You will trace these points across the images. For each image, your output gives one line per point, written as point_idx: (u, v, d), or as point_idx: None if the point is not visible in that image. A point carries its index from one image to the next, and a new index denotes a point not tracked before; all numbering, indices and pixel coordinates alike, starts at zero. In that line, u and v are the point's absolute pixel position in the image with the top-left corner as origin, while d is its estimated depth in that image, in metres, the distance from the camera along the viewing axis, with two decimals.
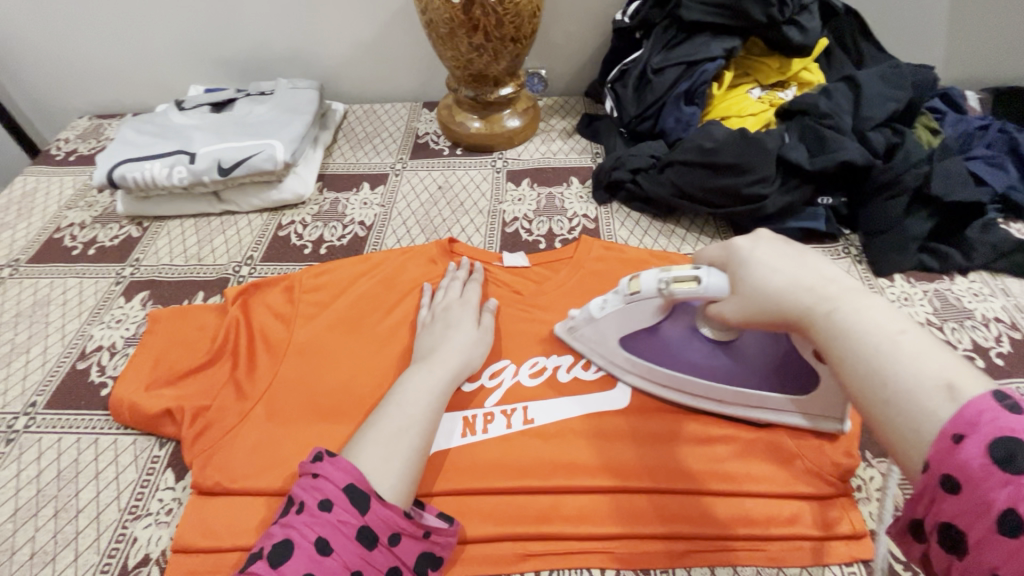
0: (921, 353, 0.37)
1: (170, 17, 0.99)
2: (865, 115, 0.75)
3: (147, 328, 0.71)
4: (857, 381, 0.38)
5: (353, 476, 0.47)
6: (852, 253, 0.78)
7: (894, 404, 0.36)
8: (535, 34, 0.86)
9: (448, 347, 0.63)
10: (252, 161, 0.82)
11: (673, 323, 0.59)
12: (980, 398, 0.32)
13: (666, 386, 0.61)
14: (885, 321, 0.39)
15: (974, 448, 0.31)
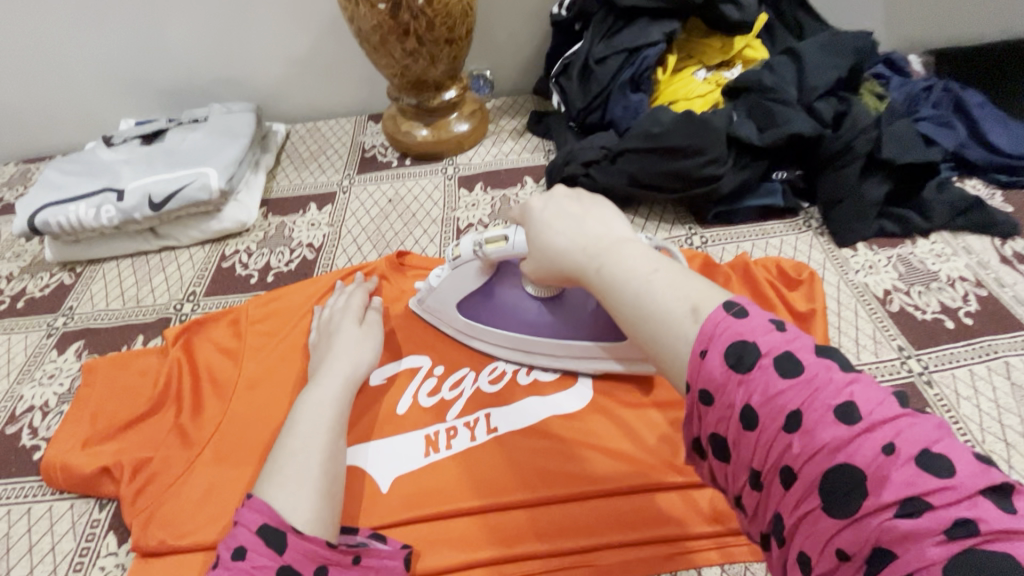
0: (666, 285, 0.39)
1: (88, 50, 0.94)
2: (810, 85, 0.73)
3: (82, 381, 0.66)
4: (626, 315, 0.41)
5: (265, 515, 0.45)
6: (813, 226, 0.77)
7: (658, 334, 0.38)
8: (471, 34, 0.83)
9: (339, 354, 0.61)
10: (185, 192, 0.78)
11: (507, 288, 0.63)
12: (715, 313, 0.35)
13: (504, 345, 0.65)
14: (637, 258, 0.43)
15: (709, 342, 0.34)
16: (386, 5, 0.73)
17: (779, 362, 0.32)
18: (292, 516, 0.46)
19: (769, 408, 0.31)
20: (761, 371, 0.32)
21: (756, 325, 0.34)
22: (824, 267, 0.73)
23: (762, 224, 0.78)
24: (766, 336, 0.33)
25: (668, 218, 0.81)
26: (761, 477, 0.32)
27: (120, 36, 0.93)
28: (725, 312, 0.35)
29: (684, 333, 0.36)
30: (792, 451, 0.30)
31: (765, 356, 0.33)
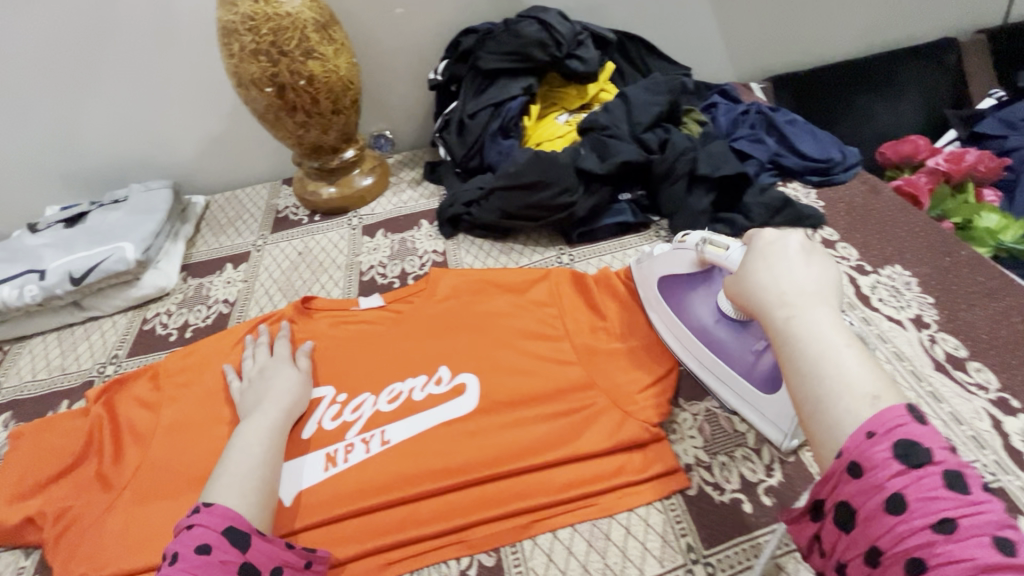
0: (860, 366, 0.40)
1: (10, 148, 1.03)
2: (636, 121, 0.89)
3: (9, 447, 0.72)
4: (795, 368, 0.42)
5: (231, 520, 0.52)
6: (662, 235, 0.91)
7: (821, 400, 0.40)
8: (356, 102, 0.95)
9: (270, 396, 0.69)
10: (103, 266, 0.86)
11: (703, 295, 0.69)
12: (897, 407, 0.37)
13: (674, 336, 0.71)
14: (836, 328, 0.43)
15: (883, 429, 0.36)
16: (272, 88, 0.86)
17: (950, 475, 0.34)
18: (248, 519, 0.54)
19: (922, 507, 0.34)
20: (925, 477, 0.34)
21: (934, 437, 0.36)
22: None
23: (621, 238, 0.92)
24: (942, 450, 0.35)
25: (542, 241, 0.93)
26: (882, 556, 0.35)
27: (40, 133, 1.02)
28: (911, 413, 0.37)
29: (855, 412, 0.38)
30: (935, 550, 0.32)
31: (935, 463, 0.35)
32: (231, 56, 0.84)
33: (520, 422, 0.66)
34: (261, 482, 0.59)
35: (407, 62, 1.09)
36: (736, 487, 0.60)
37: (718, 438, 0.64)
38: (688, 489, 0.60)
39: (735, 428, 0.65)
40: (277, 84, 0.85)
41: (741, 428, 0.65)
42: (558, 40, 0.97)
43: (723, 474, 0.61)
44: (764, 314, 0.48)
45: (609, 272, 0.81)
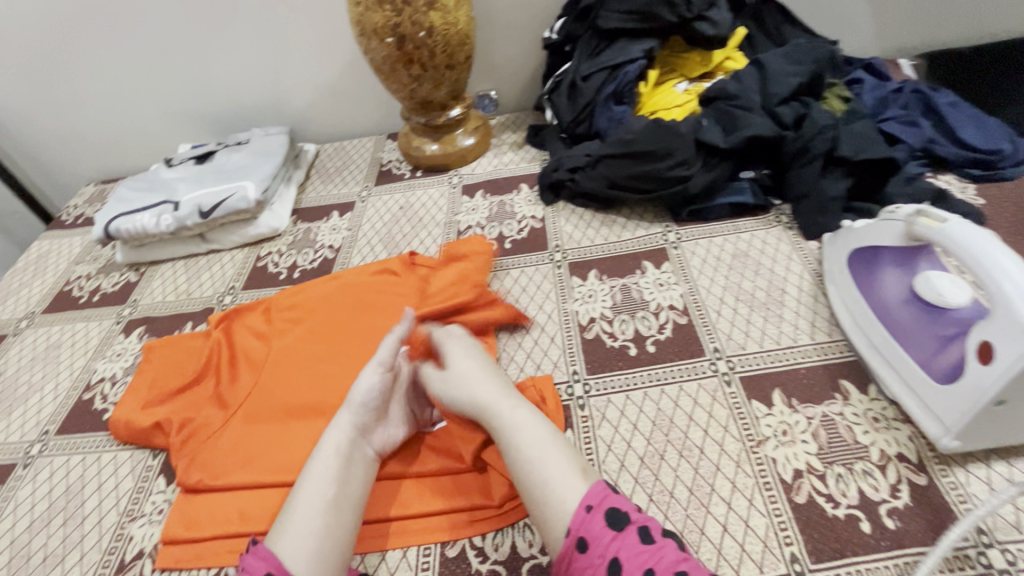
0: (561, 451, 0.53)
1: (153, 87, 1.11)
2: (771, 92, 0.80)
3: (143, 357, 0.79)
4: (526, 466, 0.52)
5: (270, 565, 0.47)
6: (783, 221, 0.83)
7: (552, 487, 0.50)
8: (470, 58, 0.94)
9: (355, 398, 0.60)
10: (227, 203, 0.92)
11: (897, 273, 0.64)
12: (598, 485, 0.49)
13: (850, 314, 0.67)
14: (522, 413, 0.56)
15: (596, 502, 0.47)
16: (393, 39, 0.85)
17: (641, 529, 0.45)
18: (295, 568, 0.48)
19: (633, 559, 0.43)
20: (627, 535, 0.45)
21: (627, 503, 0.48)
22: (790, 258, 0.78)
23: (735, 221, 0.85)
24: (635, 511, 0.47)
25: (647, 217, 0.88)
26: None
27: (179, 75, 1.10)
28: (609, 486, 0.49)
29: (566, 502, 0.48)
30: None
31: (631, 523, 0.46)
32: (357, 4, 0.85)
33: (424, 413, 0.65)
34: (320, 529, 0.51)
35: (522, 20, 1.05)
36: (853, 503, 0.54)
37: (836, 449, 0.58)
38: (796, 496, 0.56)
39: (856, 439, 0.59)
40: (397, 34, 0.85)
41: (864, 441, 0.59)
42: None
43: (839, 487, 0.56)
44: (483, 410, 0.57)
45: None
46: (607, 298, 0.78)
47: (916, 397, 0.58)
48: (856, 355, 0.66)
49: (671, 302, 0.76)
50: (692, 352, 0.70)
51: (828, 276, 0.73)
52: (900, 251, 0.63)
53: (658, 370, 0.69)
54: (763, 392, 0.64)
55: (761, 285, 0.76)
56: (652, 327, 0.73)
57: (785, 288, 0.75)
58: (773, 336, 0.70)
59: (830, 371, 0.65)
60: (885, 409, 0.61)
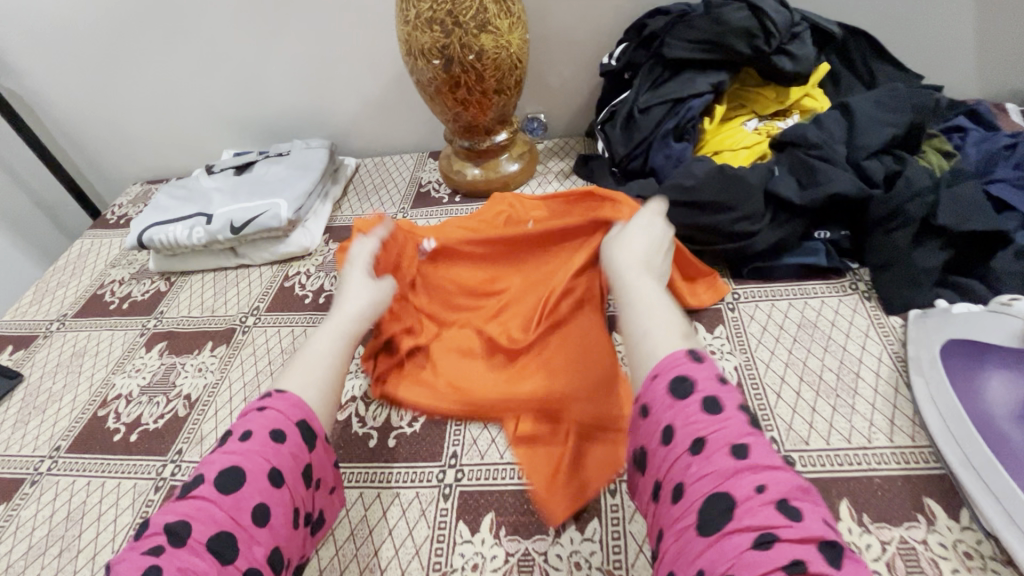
0: (668, 320, 0.51)
1: (202, 93, 1.11)
2: (860, 143, 0.71)
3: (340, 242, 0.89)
4: (637, 301, 0.54)
5: (305, 412, 0.52)
6: (859, 289, 0.73)
7: (654, 341, 0.49)
8: (520, 83, 0.88)
9: (346, 300, 0.68)
10: (260, 219, 0.89)
11: (1007, 380, 0.55)
12: (679, 354, 0.46)
13: (938, 414, 0.57)
14: (657, 289, 0.56)
15: (665, 371, 0.45)
16: (440, 61, 0.80)
17: (733, 424, 0.41)
18: (319, 414, 0.54)
19: (710, 444, 0.40)
20: (711, 418, 0.41)
21: (723, 390, 0.43)
22: (866, 335, 0.68)
23: (802, 284, 0.75)
24: (727, 395, 0.43)
25: None
26: (678, 491, 0.40)
27: (228, 82, 1.09)
28: (690, 355, 0.45)
29: (657, 350, 0.47)
30: (710, 477, 0.39)
31: (725, 412, 0.42)
32: (406, 23, 0.80)
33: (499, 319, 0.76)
34: (320, 379, 0.57)
35: (580, 42, 0.99)
36: None
37: None
38: None
39: None
40: (445, 57, 0.80)
41: None
42: (770, 30, 0.80)
43: None
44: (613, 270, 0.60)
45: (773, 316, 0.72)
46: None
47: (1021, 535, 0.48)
48: (944, 468, 0.56)
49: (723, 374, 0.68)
50: None
51: (913, 363, 0.63)
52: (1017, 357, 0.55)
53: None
54: (827, 501, 0.55)
55: (830, 364, 0.67)
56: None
57: (858, 371, 0.65)
58: (842, 432, 0.60)
59: (911, 484, 0.55)
60: (980, 543, 0.50)
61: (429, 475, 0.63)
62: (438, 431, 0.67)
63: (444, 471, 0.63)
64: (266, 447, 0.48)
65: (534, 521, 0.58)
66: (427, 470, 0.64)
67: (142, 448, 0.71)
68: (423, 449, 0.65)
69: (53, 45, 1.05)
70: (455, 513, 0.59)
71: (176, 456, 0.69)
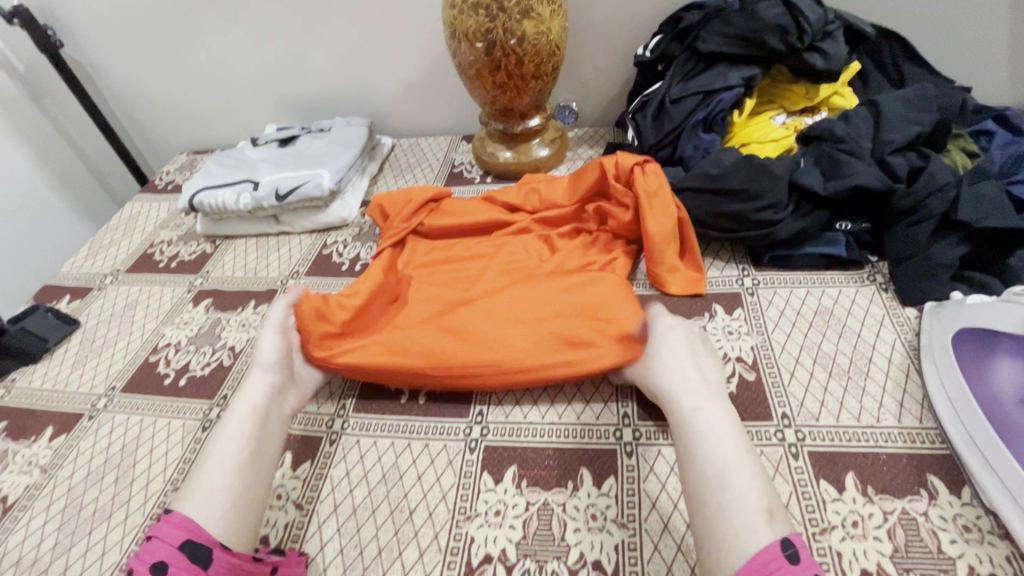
0: (748, 492, 0.51)
1: (251, 68, 1.16)
2: (886, 139, 0.73)
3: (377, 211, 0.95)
4: (704, 462, 0.54)
5: (186, 533, 0.52)
6: (877, 280, 0.75)
7: (729, 516, 0.50)
8: (557, 69, 0.91)
9: (244, 393, 0.64)
10: (303, 189, 0.94)
11: (1014, 364, 0.57)
12: (775, 546, 0.47)
13: (947, 399, 0.60)
14: (731, 443, 0.55)
15: (770, 566, 0.46)
16: (483, 44, 0.84)
17: None
18: (213, 531, 0.53)
19: None
20: None
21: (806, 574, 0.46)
22: (881, 324, 0.71)
23: (821, 273, 0.78)
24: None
25: (723, 255, 0.84)
26: None
27: (275, 59, 1.14)
28: (785, 549, 0.47)
29: (747, 531, 0.48)
30: None
31: None
32: (452, 7, 0.84)
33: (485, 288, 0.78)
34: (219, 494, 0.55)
35: (616, 33, 1.02)
36: None
37: (914, 555, 0.52)
38: None
39: (941, 548, 0.52)
40: (488, 40, 0.83)
41: (949, 552, 0.52)
42: (803, 27, 0.82)
43: None
44: (680, 403, 0.60)
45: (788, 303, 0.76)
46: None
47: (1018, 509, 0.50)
48: (949, 448, 0.59)
49: (740, 353, 0.72)
50: (758, 414, 0.65)
51: (926, 351, 0.65)
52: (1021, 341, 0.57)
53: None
54: (834, 473, 0.58)
55: (844, 348, 0.69)
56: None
57: (871, 356, 0.68)
58: (852, 412, 0.63)
59: (916, 462, 0.58)
60: (979, 518, 0.53)
61: (457, 430, 0.68)
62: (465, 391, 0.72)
63: (470, 427, 0.68)
64: None
65: (554, 475, 0.62)
66: (454, 426, 0.68)
67: (190, 392, 0.76)
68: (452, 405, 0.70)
69: (115, 17, 1.11)
70: (480, 464, 0.64)
71: (221, 401, 0.75)
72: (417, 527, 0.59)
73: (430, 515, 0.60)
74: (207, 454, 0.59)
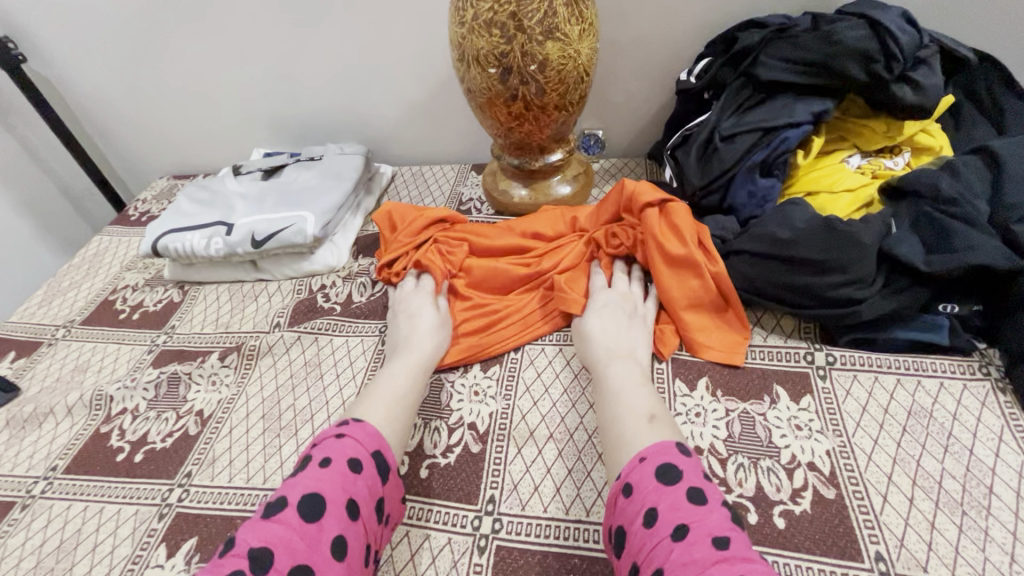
0: (643, 402, 0.55)
1: (234, 85, 1.03)
2: (1009, 202, 0.56)
3: (384, 218, 0.84)
4: (612, 410, 0.56)
5: (378, 441, 0.52)
6: (991, 376, 0.60)
7: (630, 434, 0.52)
8: (585, 98, 0.77)
9: (415, 338, 0.67)
10: (284, 234, 0.80)
11: None
12: (665, 443, 0.48)
13: None
14: (639, 381, 0.59)
15: (651, 455, 0.47)
16: (497, 69, 0.70)
17: (693, 490, 0.44)
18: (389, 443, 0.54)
19: (668, 516, 0.42)
20: (675, 488, 0.44)
21: (691, 467, 0.46)
22: (999, 438, 0.55)
23: (917, 359, 0.62)
24: (693, 474, 0.46)
25: (786, 326, 0.68)
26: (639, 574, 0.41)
27: (262, 76, 1.00)
28: (677, 446, 0.48)
29: (638, 439, 0.50)
30: (670, 557, 0.40)
31: (683, 480, 0.45)
32: (460, 24, 0.70)
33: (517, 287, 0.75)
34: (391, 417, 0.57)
35: (653, 54, 0.87)
36: None
37: None
38: None
39: None
40: (502, 64, 0.69)
41: None
42: (893, 53, 0.66)
43: None
44: (593, 354, 0.64)
45: (869, 390, 0.61)
46: (720, 425, 0.59)
47: None
48: None
49: (812, 458, 0.56)
50: (846, 552, 0.50)
51: None
52: None
53: (784, 560, 0.50)
54: None
55: (954, 470, 0.54)
56: (783, 488, 0.54)
57: (992, 484, 0.53)
58: (972, 564, 0.48)
59: None
60: None
61: (461, 520, 0.55)
62: (474, 469, 0.59)
63: (479, 518, 0.55)
64: (345, 476, 0.47)
65: None
66: (460, 513, 0.55)
67: (145, 471, 0.64)
68: (456, 487, 0.57)
69: (84, 28, 0.98)
70: (491, 572, 0.51)
71: (184, 479, 0.63)
72: None
73: None
74: (369, 388, 0.60)
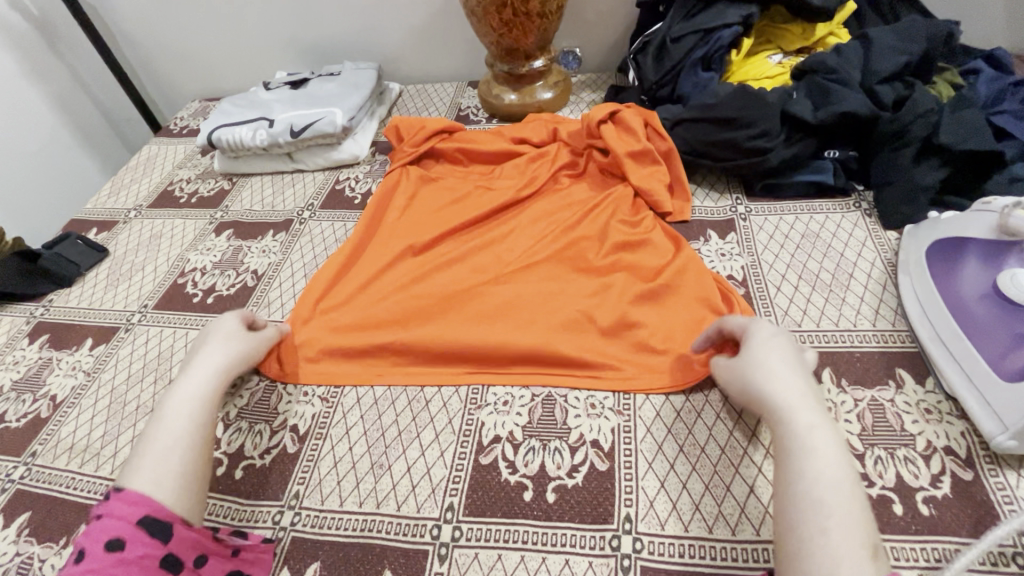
0: (853, 515, 0.43)
1: (260, 12, 1.18)
2: (874, 69, 0.77)
3: (391, 131, 0.99)
4: (799, 502, 0.45)
5: (147, 508, 0.49)
6: (862, 208, 0.80)
7: (830, 545, 0.41)
8: (561, 8, 0.95)
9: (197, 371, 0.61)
10: (317, 125, 0.98)
11: (980, 269, 0.61)
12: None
13: (921, 308, 0.64)
14: (844, 475, 0.45)
15: None
16: None
17: None
18: (168, 500, 0.50)
19: None
20: None
21: None
22: (863, 244, 0.75)
23: (811, 201, 0.82)
24: None
25: (718, 187, 0.87)
26: None
27: (285, 3, 1.16)
28: None
29: (839, 560, 0.40)
30: None
31: None
32: None
33: (499, 270, 0.78)
34: (186, 469, 0.53)
35: None
36: (889, 485, 0.54)
37: (880, 432, 0.58)
38: None
39: (904, 427, 0.58)
40: None
41: (911, 430, 0.58)
42: None
43: (876, 468, 0.55)
44: (776, 413, 0.51)
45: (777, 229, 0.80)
46: None
47: (975, 391, 0.56)
48: (917, 346, 0.64)
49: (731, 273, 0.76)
50: None
51: (900, 266, 0.70)
52: (986, 244, 0.62)
53: None
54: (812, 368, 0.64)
55: (828, 266, 0.74)
56: None
57: (853, 272, 0.73)
58: (832, 318, 0.68)
59: (887, 358, 0.64)
60: (940, 403, 0.59)
61: None
62: None
63: None
64: (103, 562, 0.45)
65: None
66: None
67: (220, 306, 0.82)
68: None
69: None
70: None
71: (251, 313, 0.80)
72: (434, 415, 0.65)
73: (444, 403, 0.66)
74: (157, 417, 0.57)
